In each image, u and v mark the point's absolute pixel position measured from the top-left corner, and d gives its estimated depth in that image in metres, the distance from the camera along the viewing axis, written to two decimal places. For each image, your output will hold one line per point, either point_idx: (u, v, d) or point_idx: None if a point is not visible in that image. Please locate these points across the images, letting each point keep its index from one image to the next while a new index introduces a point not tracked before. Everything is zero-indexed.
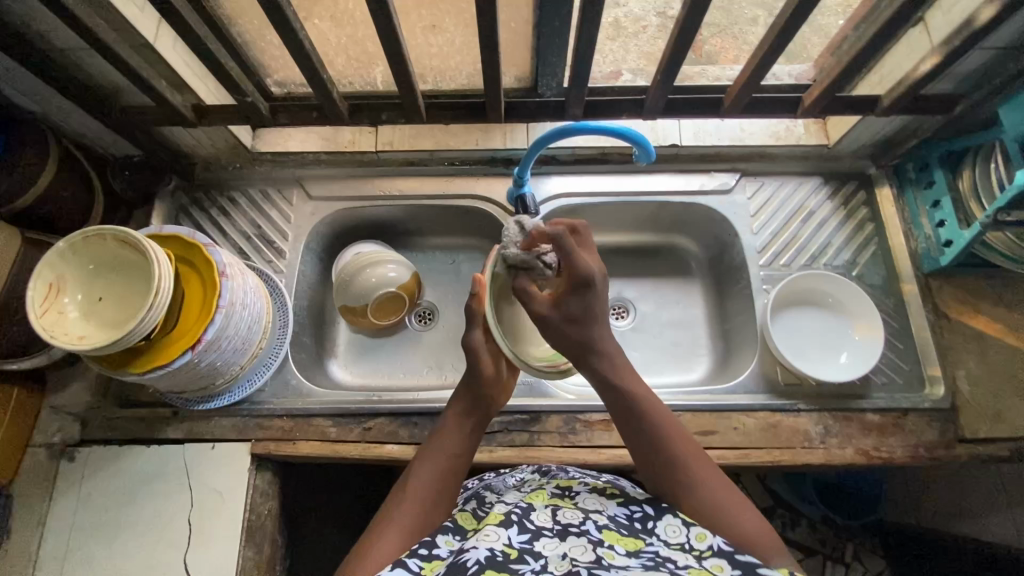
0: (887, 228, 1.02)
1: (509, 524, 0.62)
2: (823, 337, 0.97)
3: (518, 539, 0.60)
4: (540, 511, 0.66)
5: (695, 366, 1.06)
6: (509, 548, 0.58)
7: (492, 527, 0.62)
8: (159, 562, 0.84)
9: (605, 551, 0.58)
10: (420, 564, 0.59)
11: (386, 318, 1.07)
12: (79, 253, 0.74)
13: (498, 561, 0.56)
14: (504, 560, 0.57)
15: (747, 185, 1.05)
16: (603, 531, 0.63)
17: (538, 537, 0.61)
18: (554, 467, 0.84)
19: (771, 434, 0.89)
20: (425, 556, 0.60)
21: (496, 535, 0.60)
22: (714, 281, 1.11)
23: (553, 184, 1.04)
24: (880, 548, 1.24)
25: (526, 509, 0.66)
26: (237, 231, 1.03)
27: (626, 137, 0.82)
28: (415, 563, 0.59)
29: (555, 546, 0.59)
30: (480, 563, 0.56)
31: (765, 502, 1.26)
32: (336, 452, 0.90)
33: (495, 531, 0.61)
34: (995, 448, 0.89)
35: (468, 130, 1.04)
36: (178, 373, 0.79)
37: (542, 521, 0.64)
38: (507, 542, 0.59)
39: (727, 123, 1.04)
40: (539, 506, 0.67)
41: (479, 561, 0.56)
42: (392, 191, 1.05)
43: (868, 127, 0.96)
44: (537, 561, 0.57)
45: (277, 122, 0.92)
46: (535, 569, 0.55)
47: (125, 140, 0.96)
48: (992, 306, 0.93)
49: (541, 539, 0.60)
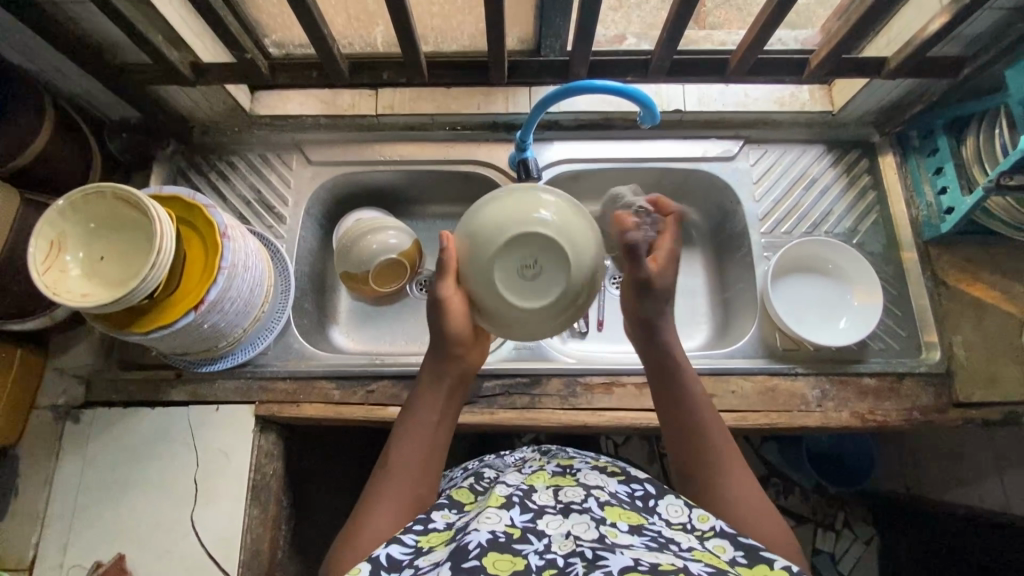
0: (889, 196, 1.01)
1: (511, 505, 0.60)
2: (823, 304, 0.98)
3: (520, 519, 0.59)
4: (541, 492, 0.65)
5: (695, 334, 1.07)
6: (511, 528, 0.57)
7: (493, 510, 0.59)
8: (166, 519, 0.86)
9: (607, 529, 0.58)
10: (416, 538, 0.60)
11: (386, 284, 1.06)
12: (78, 211, 0.73)
13: (501, 543, 0.54)
14: (507, 541, 0.55)
15: (751, 152, 1.04)
16: (605, 508, 0.62)
17: (540, 515, 0.60)
18: (555, 447, 0.80)
19: (768, 397, 0.91)
20: (420, 531, 0.61)
21: (498, 516, 0.58)
22: (714, 249, 1.11)
23: (556, 150, 1.04)
24: (869, 515, 1.27)
25: (527, 490, 0.64)
26: (237, 195, 1.02)
27: (631, 97, 0.81)
28: (411, 537, 0.60)
29: (558, 525, 0.58)
30: (482, 546, 0.53)
31: (760, 471, 1.29)
32: (340, 413, 0.91)
33: (496, 513, 0.58)
34: (987, 412, 0.90)
35: (470, 94, 1.03)
36: (182, 334, 0.79)
37: (544, 501, 0.63)
38: (510, 523, 0.57)
39: (732, 89, 1.03)
40: (540, 487, 0.66)
41: (481, 545, 0.53)
42: (392, 156, 1.04)
43: (873, 92, 0.95)
44: (540, 540, 0.56)
45: (276, 81, 0.91)
46: (540, 549, 0.54)
47: (121, 100, 0.95)
48: (990, 273, 0.94)
49: (544, 517, 0.59)
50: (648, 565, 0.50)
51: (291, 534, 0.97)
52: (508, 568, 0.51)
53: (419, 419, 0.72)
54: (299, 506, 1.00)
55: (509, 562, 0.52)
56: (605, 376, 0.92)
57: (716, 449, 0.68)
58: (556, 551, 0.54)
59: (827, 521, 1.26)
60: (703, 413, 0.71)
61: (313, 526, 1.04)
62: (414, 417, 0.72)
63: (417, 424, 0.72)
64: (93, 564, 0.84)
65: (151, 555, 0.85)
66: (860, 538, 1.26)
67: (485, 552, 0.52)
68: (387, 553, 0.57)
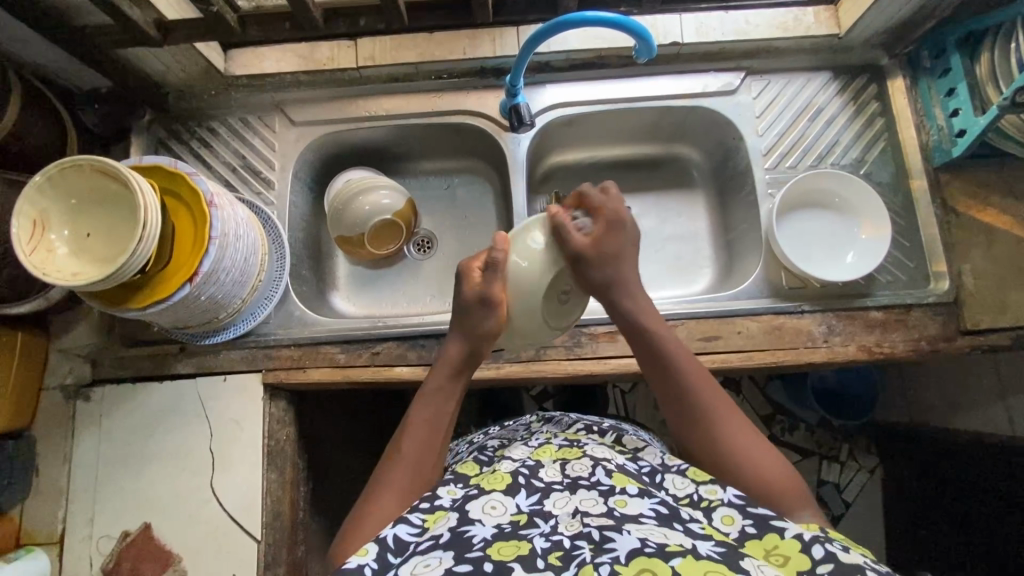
0: (898, 122, 0.97)
1: (516, 489, 0.61)
2: (828, 239, 0.96)
3: (527, 503, 0.60)
4: (549, 467, 0.65)
5: (698, 278, 1.06)
6: (517, 516, 0.58)
7: (499, 496, 0.60)
8: (187, 488, 0.88)
9: (616, 499, 0.58)
10: (423, 517, 0.61)
11: (383, 247, 1.05)
12: (58, 186, 0.71)
13: (507, 532, 0.56)
14: (513, 529, 0.56)
15: (753, 85, 0.99)
16: (613, 475, 0.62)
17: (547, 495, 0.61)
18: (558, 415, 0.82)
19: (774, 336, 0.90)
20: (427, 509, 0.61)
21: (503, 506, 0.59)
22: (717, 190, 1.08)
23: (549, 94, 0.99)
24: (874, 446, 1.30)
25: (534, 467, 0.65)
26: (221, 162, 0.99)
27: (627, 30, 0.75)
28: (418, 517, 0.61)
29: (564, 503, 0.59)
30: (487, 540, 0.54)
31: (765, 410, 1.32)
32: (347, 376, 0.91)
33: (501, 501, 0.59)
34: (995, 338, 0.89)
35: (454, 37, 0.96)
36: (179, 308, 0.78)
37: (552, 477, 0.63)
38: (516, 510, 0.59)
39: (732, 15, 0.96)
40: (547, 462, 0.66)
41: (486, 538, 0.54)
42: (379, 111, 1.00)
43: (884, 9, 0.88)
44: (547, 523, 0.57)
45: (247, 36, 0.85)
46: (546, 532, 0.55)
47: (89, 69, 0.90)
48: (1001, 198, 0.91)
49: (551, 496, 0.60)
50: (655, 547, 0.50)
51: (310, 493, 1.00)
52: (513, 553, 0.52)
53: (433, 406, 0.72)
54: (315, 467, 1.02)
55: (514, 547, 0.53)
56: (609, 325, 0.91)
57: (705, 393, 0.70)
58: (563, 532, 0.55)
59: (832, 453, 1.30)
60: (683, 357, 0.72)
61: (331, 486, 1.07)
62: (430, 400, 0.73)
63: (437, 410, 0.72)
64: (121, 533, 0.87)
65: (175, 521, 0.87)
66: (864, 468, 1.30)
67: (490, 543, 0.54)
68: (394, 533, 0.59)
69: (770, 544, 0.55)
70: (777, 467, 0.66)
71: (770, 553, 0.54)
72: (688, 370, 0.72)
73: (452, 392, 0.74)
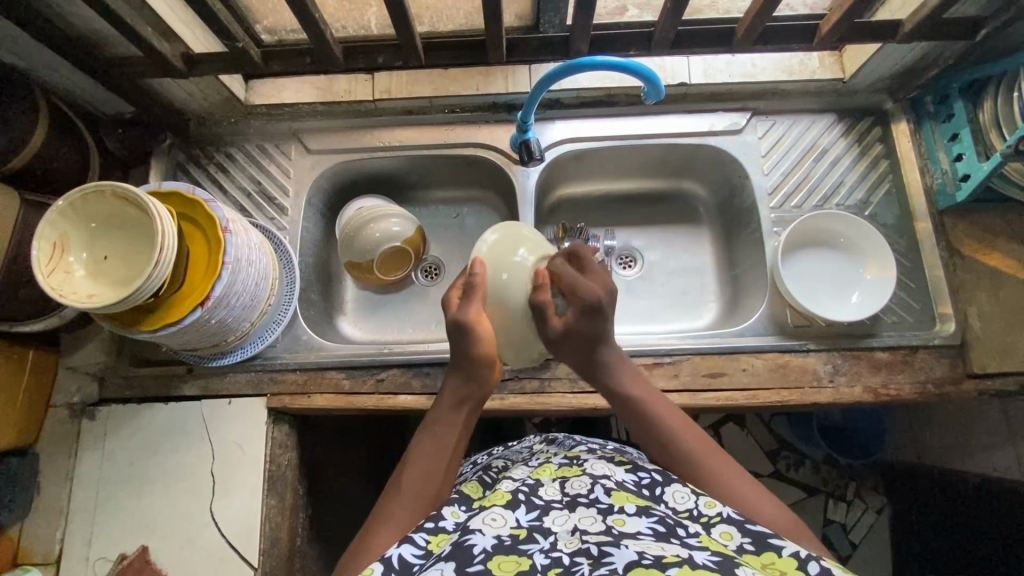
0: (903, 164, 0.99)
1: (516, 505, 0.61)
2: (833, 278, 0.96)
3: (527, 518, 0.59)
4: (548, 486, 0.65)
5: (704, 312, 1.06)
6: (517, 529, 0.58)
7: (499, 510, 0.60)
8: (186, 511, 0.87)
9: (614, 518, 0.58)
10: (427, 537, 0.61)
11: (392, 273, 1.07)
12: (78, 211, 0.72)
13: (507, 545, 0.55)
14: (513, 543, 0.55)
15: (759, 124, 1.01)
16: (611, 494, 0.62)
17: (547, 512, 0.60)
18: (562, 437, 0.82)
19: (780, 375, 0.90)
20: (431, 530, 0.62)
21: (504, 519, 0.59)
22: (723, 225, 1.09)
23: (558, 130, 1.01)
24: (882, 486, 1.28)
25: (534, 486, 0.65)
26: (237, 187, 1.01)
27: (634, 72, 0.77)
28: (422, 537, 0.61)
29: (564, 520, 0.59)
30: (487, 551, 0.54)
31: (770, 445, 1.30)
32: (350, 403, 0.91)
33: (502, 514, 0.59)
34: (1002, 383, 0.89)
35: (468, 73, 1.00)
36: (189, 331, 0.79)
37: (551, 495, 0.63)
38: (516, 524, 0.58)
39: (739, 58, 0.99)
40: (547, 481, 0.67)
41: (486, 549, 0.54)
42: (391, 142, 1.02)
43: (887, 57, 0.91)
44: (546, 539, 0.56)
45: (269, 70, 0.88)
46: (546, 548, 0.55)
47: (115, 95, 0.93)
48: (1006, 242, 0.92)
49: (550, 514, 0.60)
50: (653, 559, 0.49)
51: (309, 520, 0.99)
52: (513, 568, 0.51)
53: (433, 437, 0.71)
54: (315, 493, 1.02)
55: (514, 563, 0.52)
56: None
57: (695, 451, 0.69)
58: (562, 549, 0.54)
59: (838, 492, 1.28)
60: (676, 418, 0.72)
61: (331, 512, 1.06)
62: (430, 432, 0.72)
63: (436, 440, 0.71)
64: (118, 556, 0.86)
65: (173, 545, 0.86)
66: (871, 508, 1.27)
67: (490, 557, 0.53)
68: (399, 554, 0.58)
69: (767, 560, 0.55)
70: (772, 506, 0.65)
71: (767, 565, 0.54)
72: (676, 424, 0.71)
73: (451, 422, 0.73)
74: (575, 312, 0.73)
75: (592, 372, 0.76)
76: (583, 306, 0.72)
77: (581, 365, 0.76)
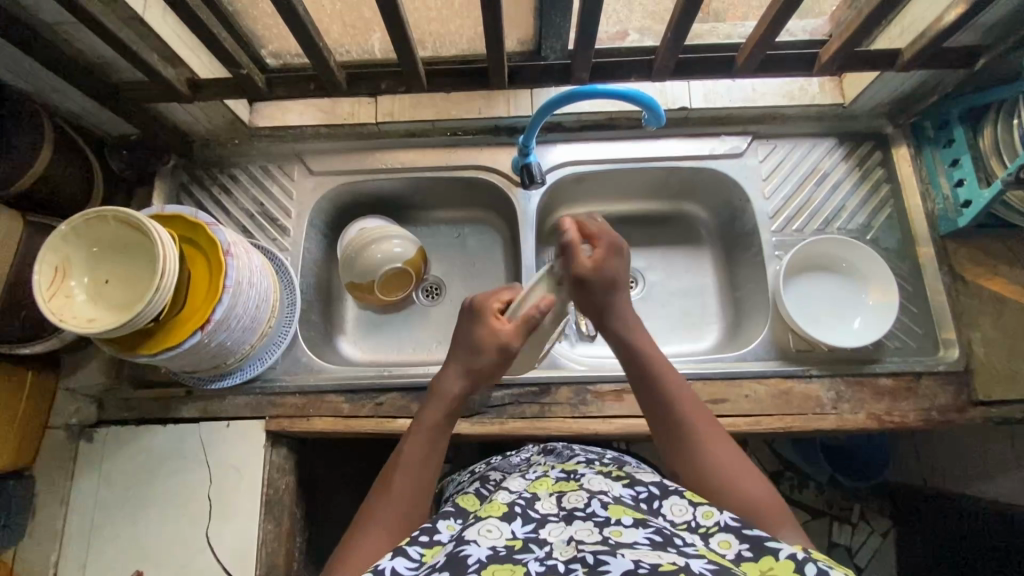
0: (904, 188, 0.99)
1: (512, 516, 0.60)
2: (835, 302, 0.96)
3: (522, 530, 0.58)
4: (545, 500, 0.64)
5: (706, 334, 1.06)
6: (512, 541, 0.56)
7: (494, 522, 0.59)
8: (181, 535, 0.86)
9: (611, 529, 0.57)
10: (420, 551, 0.59)
11: (393, 293, 1.06)
12: (80, 236, 0.73)
13: (501, 555, 0.54)
14: (508, 553, 0.54)
15: (759, 148, 1.02)
16: (609, 507, 0.61)
17: (543, 525, 0.59)
18: (561, 446, 0.81)
19: (782, 401, 0.89)
20: (425, 543, 0.60)
21: (498, 530, 0.58)
22: (725, 248, 1.09)
23: (560, 153, 1.02)
24: (887, 509, 1.24)
25: (530, 499, 0.64)
26: (240, 208, 1.02)
27: (633, 100, 0.78)
28: (415, 550, 0.59)
29: (560, 532, 0.58)
30: (481, 561, 0.52)
31: (773, 466, 1.28)
32: (348, 427, 0.90)
33: (497, 526, 0.58)
34: (1008, 410, 0.88)
35: (471, 97, 1.01)
36: (190, 354, 0.79)
37: (547, 510, 0.62)
38: (511, 536, 0.57)
39: (739, 84, 1.00)
40: (543, 495, 0.65)
41: (481, 559, 0.53)
42: (393, 163, 1.03)
43: (886, 84, 0.92)
44: (541, 548, 0.55)
45: (274, 95, 0.89)
46: (541, 556, 0.54)
47: (121, 119, 0.94)
48: (1009, 268, 0.91)
49: (547, 526, 0.59)
50: (649, 567, 0.47)
51: (305, 544, 0.97)
52: None
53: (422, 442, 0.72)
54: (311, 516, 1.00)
55: (508, 571, 0.51)
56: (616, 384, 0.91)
57: (689, 416, 0.70)
58: (557, 557, 0.53)
59: (843, 514, 1.25)
60: (674, 379, 0.74)
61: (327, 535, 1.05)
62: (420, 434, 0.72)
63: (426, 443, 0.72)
64: None
65: (167, 571, 0.85)
66: (876, 531, 1.24)
67: (485, 565, 0.52)
68: (392, 566, 0.56)
69: (765, 566, 0.51)
70: (760, 485, 0.65)
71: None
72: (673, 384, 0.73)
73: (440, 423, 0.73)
74: (603, 251, 0.77)
75: (603, 317, 0.78)
76: (608, 246, 0.78)
77: (594, 311, 0.78)
